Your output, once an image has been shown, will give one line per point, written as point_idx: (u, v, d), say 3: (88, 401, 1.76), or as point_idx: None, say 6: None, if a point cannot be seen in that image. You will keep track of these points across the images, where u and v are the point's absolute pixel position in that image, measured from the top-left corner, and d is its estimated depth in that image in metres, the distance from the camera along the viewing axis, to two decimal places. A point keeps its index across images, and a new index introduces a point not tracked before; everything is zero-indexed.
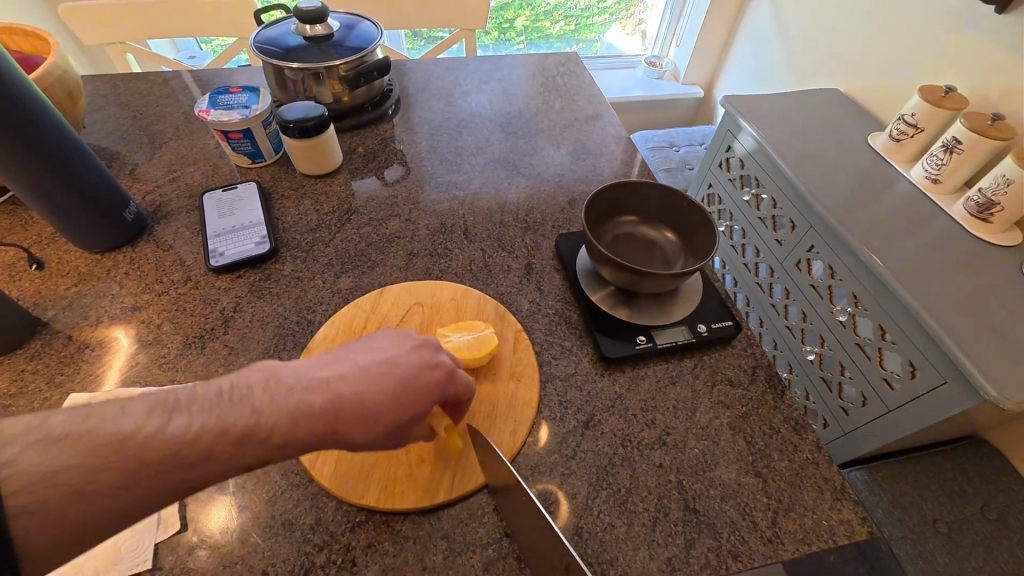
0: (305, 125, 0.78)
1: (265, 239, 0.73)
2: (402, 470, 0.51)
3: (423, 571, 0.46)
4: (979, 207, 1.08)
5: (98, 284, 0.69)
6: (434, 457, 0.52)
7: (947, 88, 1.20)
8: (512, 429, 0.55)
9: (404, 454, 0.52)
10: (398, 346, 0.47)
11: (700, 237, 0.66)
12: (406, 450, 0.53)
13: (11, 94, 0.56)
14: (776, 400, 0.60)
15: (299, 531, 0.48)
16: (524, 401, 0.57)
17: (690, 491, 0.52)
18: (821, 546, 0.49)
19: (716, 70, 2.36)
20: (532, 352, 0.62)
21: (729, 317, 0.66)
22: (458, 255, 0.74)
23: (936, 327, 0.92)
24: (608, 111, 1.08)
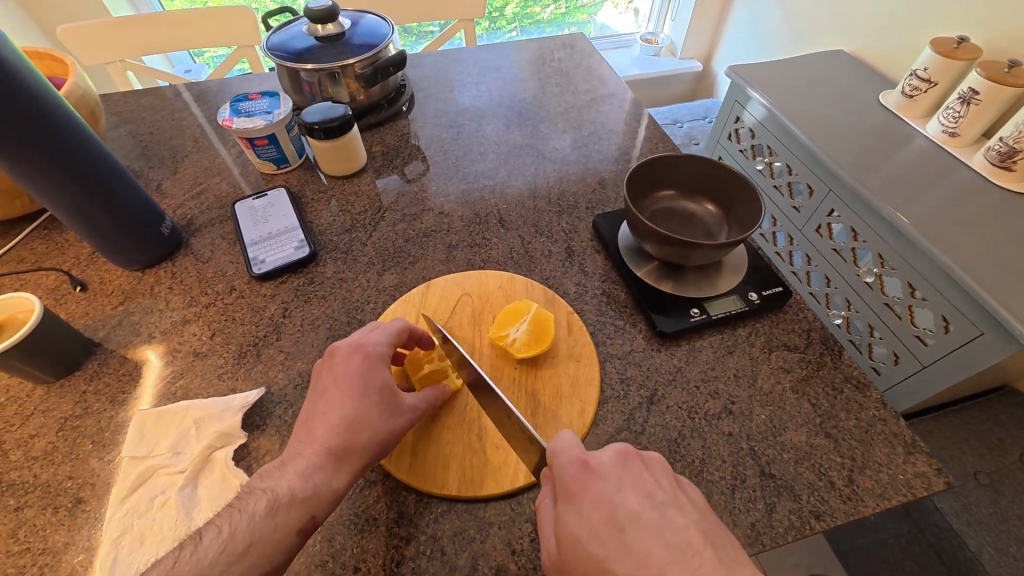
0: (329, 126, 0.77)
1: (304, 244, 0.73)
2: (478, 458, 0.51)
3: (512, 555, 0.47)
4: (1001, 155, 1.06)
5: (144, 301, 0.69)
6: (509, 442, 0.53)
7: (960, 39, 1.18)
8: (580, 409, 0.55)
9: (479, 442, 0.53)
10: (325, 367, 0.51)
11: (741, 207, 0.66)
12: (480, 439, 0.53)
13: (47, 112, 0.56)
14: (834, 361, 0.60)
15: (384, 526, 0.49)
16: (587, 381, 0.57)
17: (763, 457, 0.53)
18: (900, 499, 0.50)
19: (714, 41, 2.34)
20: (586, 333, 0.62)
21: (778, 282, 0.66)
22: (497, 244, 0.74)
23: (967, 279, 0.92)
24: (622, 88, 1.07)
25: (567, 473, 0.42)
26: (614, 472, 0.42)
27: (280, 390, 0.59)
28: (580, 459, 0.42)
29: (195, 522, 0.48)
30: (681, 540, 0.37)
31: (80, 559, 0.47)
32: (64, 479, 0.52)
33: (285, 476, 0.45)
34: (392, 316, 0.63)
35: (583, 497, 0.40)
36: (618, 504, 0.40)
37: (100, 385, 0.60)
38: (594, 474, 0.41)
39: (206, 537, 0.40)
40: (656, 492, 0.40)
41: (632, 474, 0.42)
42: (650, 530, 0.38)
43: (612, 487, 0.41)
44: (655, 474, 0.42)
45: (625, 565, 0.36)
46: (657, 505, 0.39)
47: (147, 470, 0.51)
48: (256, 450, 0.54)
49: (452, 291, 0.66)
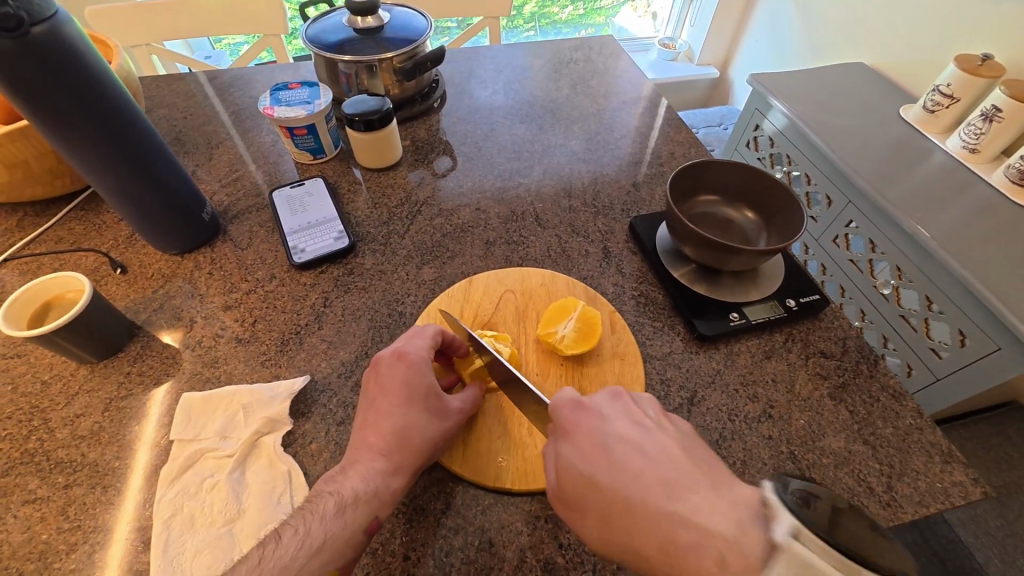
0: (370, 118, 0.78)
1: (343, 235, 0.73)
2: (528, 451, 0.52)
3: (560, 549, 0.47)
4: (1020, 175, 1.07)
5: (184, 285, 0.69)
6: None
7: (983, 57, 1.19)
8: None
9: (528, 436, 0.53)
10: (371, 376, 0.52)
11: (781, 217, 0.66)
12: (529, 433, 0.54)
13: (108, 92, 0.56)
14: (870, 369, 0.61)
15: (432, 516, 0.49)
16: (632, 379, 0.58)
17: (804, 461, 0.54)
18: (938, 507, 0.51)
19: (731, 49, 2.35)
20: (630, 332, 0.63)
21: (816, 290, 0.67)
22: (534, 242, 0.75)
23: (987, 294, 0.93)
24: (652, 92, 1.08)
25: (563, 411, 0.45)
26: (602, 404, 0.46)
27: (324, 379, 0.59)
28: (574, 399, 0.46)
29: (244, 505, 0.48)
30: (662, 452, 0.41)
31: (130, 539, 0.48)
32: (112, 459, 0.53)
33: (349, 480, 0.46)
34: (435, 309, 0.64)
35: (578, 429, 0.44)
36: (609, 433, 0.43)
37: (144, 366, 0.60)
38: (588, 412, 0.45)
39: (285, 536, 0.42)
40: (637, 416, 0.45)
41: (622, 409, 0.45)
42: (638, 449, 0.41)
43: (605, 420, 0.44)
44: (643, 408, 0.46)
45: (612, 478, 0.40)
46: (643, 430, 0.43)
47: (195, 453, 0.52)
48: (302, 437, 0.54)
49: (494, 287, 0.67)
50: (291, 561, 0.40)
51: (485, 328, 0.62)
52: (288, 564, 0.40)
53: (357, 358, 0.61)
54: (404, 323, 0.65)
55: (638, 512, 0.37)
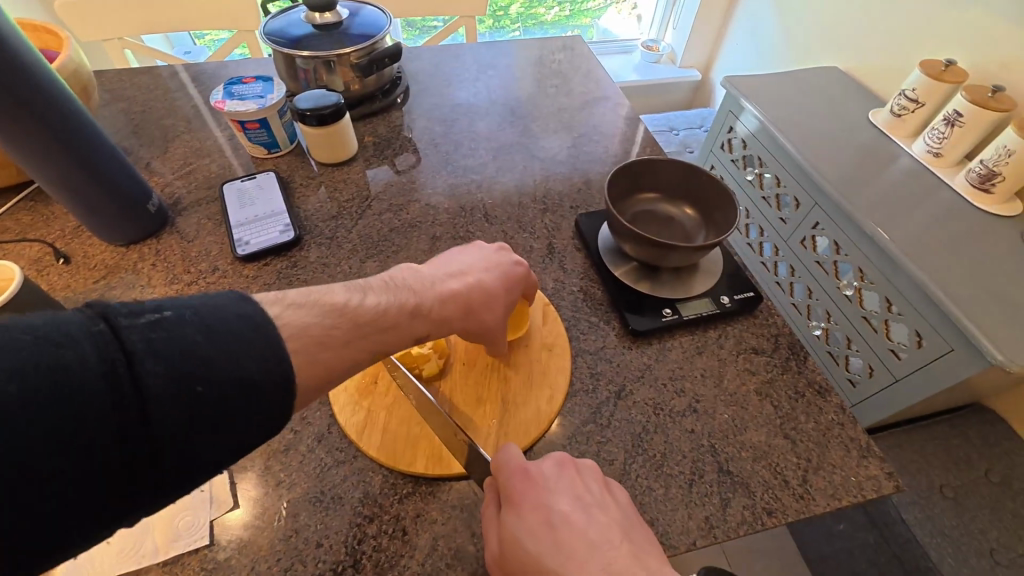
0: (321, 113, 0.78)
1: (289, 228, 0.74)
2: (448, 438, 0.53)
3: (472, 537, 0.48)
4: (981, 178, 1.09)
5: (126, 276, 0.69)
6: (478, 425, 0.55)
7: (947, 62, 1.21)
8: (550, 395, 0.57)
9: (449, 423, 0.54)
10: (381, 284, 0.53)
11: (719, 213, 0.67)
12: (451, 420, 0.55)
13: (40, 82, 0.56)
14: (799, 366, 0.62)
15: (349, 504, 0.50)
16: (558, 370, 0.59)
17: (723, 454, 0.54)
18: (850, 500, 0.52)
19: (713, 52, 2.36)
20: (561, 324, 0.64)
21: (750, 286, 0.68)
22: (480, 237, 0.76)
23: (942, 297, 0.94)
24: (614, 92, 1.09)
25: (511, 480, 0.46)
26: (550, 477, 0.46)
27: None
28: (523, 467, 0.46)
29: None
30: (603, 537, 0.42)
31: None
32: None
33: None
34: None
35: (523, 501, 0.44)
36: (555, 507, 0.44)
37: None
38: (533, 481, 0.45)
39: None
40: (585, 494, 0.45)
41: (566, 480, 0.46)
42: (579, 528, 0.42)
43: (549, 491, 0.45)
44: (585, 478, 0.46)
45: (556, 559, 0.40)
46: (585, 508, 0.44)
47: None
48: None
49: None
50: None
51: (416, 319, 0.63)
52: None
53: None
54: None
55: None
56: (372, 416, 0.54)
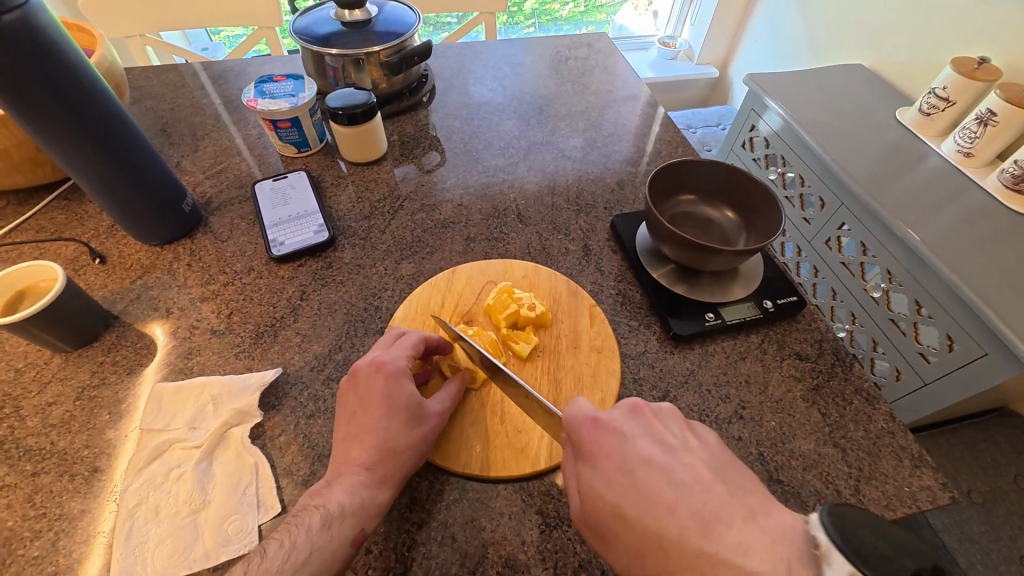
0: (353, 112, 0.78)
1: (323, 228, 0.73)
2: (500, 441, 0.53)
3: (522, 545, 0.48)
4: (1014, 178, 1.06)
5: (162, 276, 0.69)
6: (529, 426, 0.54)
7: (980, 59, 1.18)
8: (600, 398, 0.57)
9: (501, 424, 0.54)
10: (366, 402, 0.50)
11: (762, 218, 0.66)
12: (502, 421, 0.54)
13: (83, 81, 0.56)
14: (845, 372, 0.61)
15: (397, 510, 0.49)
16: (607, 372, 0.59)
17: (772, 462, 0.53)
18: (905, 511, 0.51)
19: (731, 49, 2.33)
20: (608, 326, 0.63)
21: (794, 291, 0.67)
22: (514, 238, 0.75)
23: (976, 299, 0.91)
24: (642, 90, 1.07)
25: (582, 431, 0.44)
26: (625, 424, 0.44)
27: (296, 372, 0.59)
28: (593, 417, 0.44)
29: (210, 496, 0.49)
30: (695, 482, 0.39)
31: (95, 528, 0.48)
32: (80, 448, 0.53)
33: (335, 492, 0.46)
34: (417, 298, 0.64)
35: (598, 451, 0.42)
36: (630, 453, 0.42)
37: (118, 356, 0.61)
38: (607, 429, 0.43)
39: (270, 549, 0.42)
40: (667, 437, 0.43)
41: (642, 424, 0.44)
42: (663, 471, 0.40)
43: (623, 437, 0.43)
44: (664, 422, 0.44)
45: (642, 507, 0.38)
46: (666, 449, 0.42)
47: (163, 444, 0.52)
48: (270, 430, 0.55)
49: (478, 277, 0.67)
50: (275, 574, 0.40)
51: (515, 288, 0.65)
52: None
53: (330, 352, 0.61)
54: (380, 317, 0.65)
55: (670, 550, 0.36)
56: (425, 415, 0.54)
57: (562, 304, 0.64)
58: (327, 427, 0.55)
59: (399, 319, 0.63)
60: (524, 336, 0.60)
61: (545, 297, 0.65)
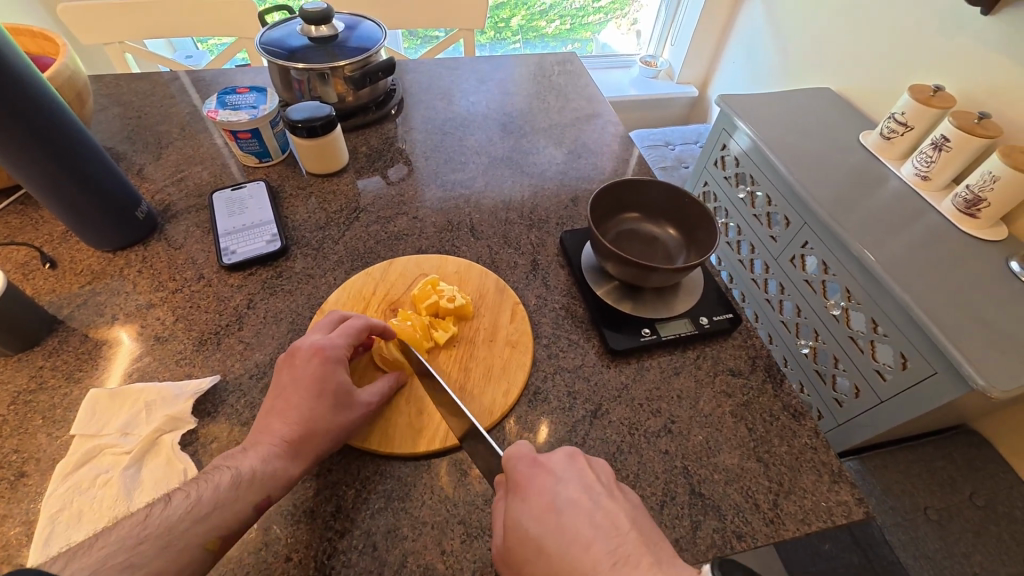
0: (313, 125, 0.79)
1: (276, 238, 0.75)
2: (402, 420, 0.56)
3: (442, 555, 0.48)
4: (967, 203, 1.10)
5: (112, 282, 0.70)
6: (432, 409, 0.57)
7: (936, 87, 1.22)
8: (505, 390, 0.59)
9: (405, 406, 0.57)
10: (298, 386, 0.51)
11: (700, 233, 0.68)
12: (407, 403, 0.57)
13: (34, 91, 0.57)
14: (775, 389, 0.63)
15: (321, 519, 0.50)
16: (517, 366, 0.62)
17: (695, 476, 0.55)
18: (820, 525, 0.52)
19: (710, 70, 2.39)
20: (527, 322, 0.66)
21: (730, 309, 0.69)
22: (465, 251, 0.77)
23: (926, 320, 0.94)
24: (606, 109, 1.10)
25: (518, 468, 0.46)
26: (560, 468, 0.46)
27: (235, 379, 0.60)
28: (531, 457, 0.47)
29: (134, 502, 0.49)
30: (610, 521, 0.42)
31: (16, 533, 0.48)
32: (9, 453, 0.53)
33: (248, 458, 0.47)
34: (351, 287, 0.68)
35: (531, 488, 0.45)
36: (559, 493, 0.44)
37: (58, 361, 0.61)
38: (542, 470, 0.46)
39: (175, 499, 0.43)
40: (597, 485, 0.45)
41: (576, 470, 0.47)
42: (585, 514, 0.43)
43: (555, 479, 0.45)
44: (597, 472, 0.47)
45: (557, 542, 0.41)
46: (593, 493, 0.44)
47: (92, 450, 0.52)
48: (203, 437, 0.55)
49: (413, 270, 0.71)
50: (175, 522, 0.41)
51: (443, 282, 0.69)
52: (173, 524, 0.41)
53: (271, 360, 0.62)
54: None
55: None
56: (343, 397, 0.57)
57: (487, 301, 0.68)
58: None
59: (331, 305, 0.66)
60: (444, 325, 0.63)
61: (472, 293, 0.68)
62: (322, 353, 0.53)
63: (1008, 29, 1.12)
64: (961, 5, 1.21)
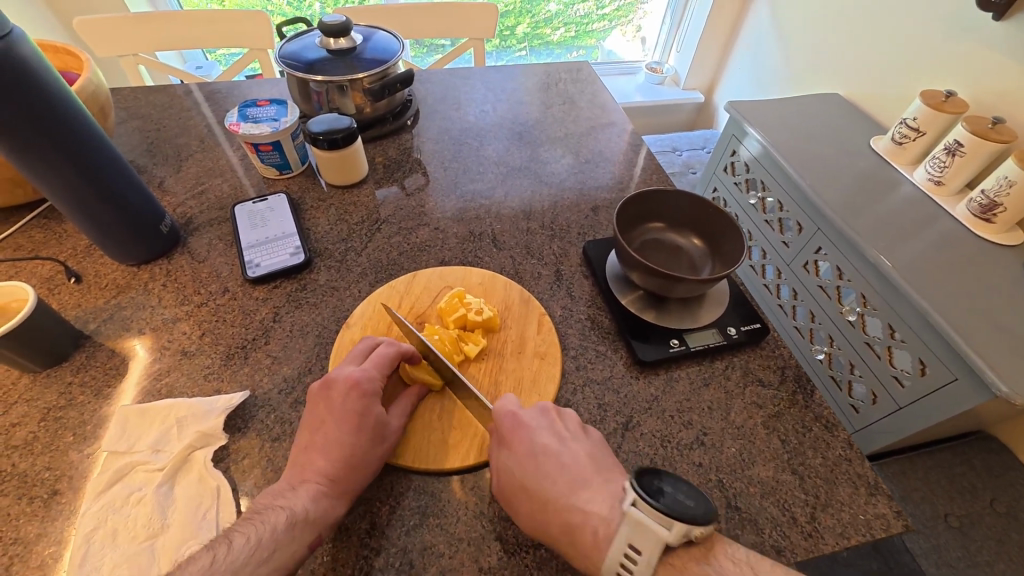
0: (334, 137, 0.79)
1: (299, 250, 0.75)
2: (433, 433, 0.56)
3: (479, 572, 0.48)
4: (982, 208, 1.10)
5: (137, 296, 0.70)
6: (463, 422, 0.57)
7: (948, 92, 1.22)
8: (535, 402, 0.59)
9: (436, 419, 0.57)
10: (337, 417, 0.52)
11: (727, 244, 0.68)
12: (438, 417, 0.57)
13: (63, 107, 0.58)
14: (806, 400, 0.62)
15: (356, 535, 0.49)
16: (546, 377, 0.62)
17: (730, 489, 0.54)
18: (859, 539, 0.51)
19: (715, 75, 2.40)
20: (554, 333, 0.66)
21: (758, 319, 0.68)
22: (488, 262, 0.77)
23: (946, 326, 0.93)
24: (620, 117, 1.11)
25: (503, 422, 0.53)
26: (535, 420, 0.53)
27: (264, 394, 0.60)
28: (513, 413, 0.53)
29: (169, 520, 0.49)
30: (576, 460, 0.50)
31: (51, 552, 0.48)
32: (41, 470, 0.53)
33: (300, 497, 0.47)
34: (377, 299, 0.68)
35: (513, 438, 0.51)
36: (537, 442, 0.51)
37: (86, 377, 0.61)
38: (521, 423, 0.52)
39: (236, 541, 0.43)
40: (565, 432, 0.53)
41: (548, 420, 0.54)
42: (555, 458, 0.50)
43: (533, 429, 0.52)
44: (566, 422, 0.54)
45: (538, 481, 0.49)
46: (562, 439, 0.52)
47: (125, 467, 0.52)
48: (235, 453, 0.55)
49: (437, 282, 0.71)
50: (241, 567, 0.41)
51: (468, 294, 0.68)
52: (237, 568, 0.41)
53: (300, 374, 0.62)
54: None
55: (552, 509, 0.47)
56: None
57: (512, 312, 0.68)
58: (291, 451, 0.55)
59: (356, 318, 0.66)
60: (473, 338, 0.63)
61: (498, 304, 0.68)
62: (355, 383, 0.53)
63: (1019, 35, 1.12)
64: (972, 11, 1.22)
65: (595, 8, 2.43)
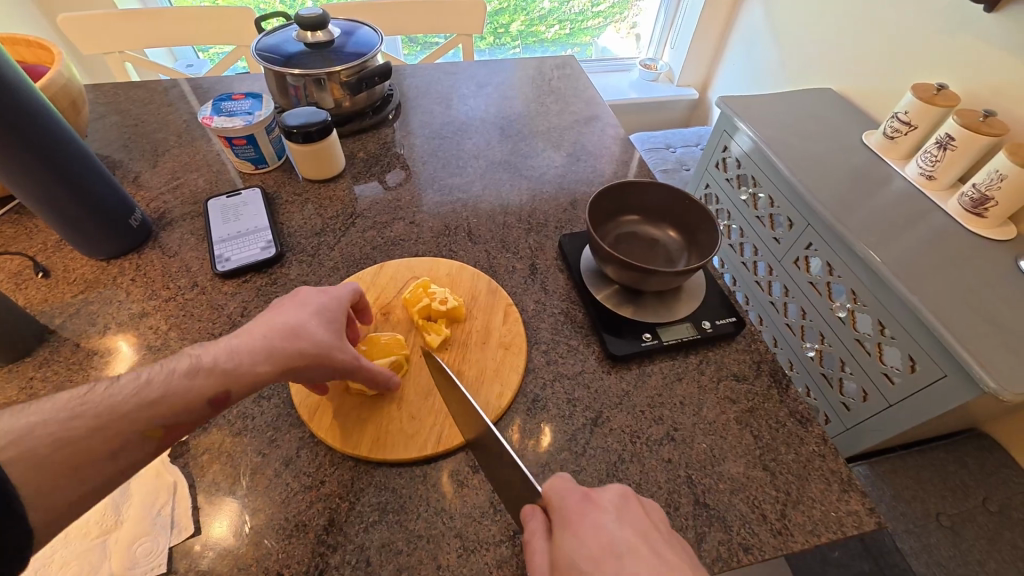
0: (308, 130, 0.78)
1: (271, 244, 0.74)
2: (393, 425, 0.55)
3: (437, 570, 0.47)
4: (974, 202, 1.08)
5: (105, 291, 0.69)
6: (423, 413, 0.56)
7: (940, 85, 1.20)
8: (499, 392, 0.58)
9: (397, 411, 0.56)
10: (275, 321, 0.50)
11: (702, 235, 0.67)
12: (399, 407, 0.56)
13: (26, 102, 0.57)
14: (780, 395, 0.61)
15: (313, 532, 0.48)
16: (510, 367, 0.61)
17: (699, 486, 0.53)
18: (830, 536, 0.50)
19: (710, 72, 2.39)
20: (521, 323, 0.65)
21: (731, 311, 0.67)
22: (462, 256, 0.76)
23: (935, 322, 0.91)
24: (605, 112, 1.10)
25: (568, 500, 0.43)
26: (613, 505, 0.43)
27: None
28: (584, 494, 0.43)
29: (123, 516, 0.48)
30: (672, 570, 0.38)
31: None
32: None
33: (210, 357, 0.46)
34: None
35: (580, 522, 0.41)
36: (614, 537, 0.40)
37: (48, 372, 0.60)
38: (594, 505, 0.42)
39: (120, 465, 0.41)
40: (653, 530, 0.41)
41: (630, 511, 0.43)
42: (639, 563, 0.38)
43: (611, 519, 0.42)
44: (652, 515, 0.43)
45: None
46: (651, 542, 0.40)
47: None
48: (194, 448, 0.54)
49: (404, 273, 0.70)
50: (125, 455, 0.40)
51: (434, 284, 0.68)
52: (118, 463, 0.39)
53: None
54: None
55: None
56: (328, 397, 0.57)
57: (479, 303, 0.67)
58: (251, 446, 0.54)
59: None
60: (436, 328, 0.62)
61: (464, 295, 0.67)
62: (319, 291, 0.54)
63: (1013, 26, 1.10)
64: (964, 3, 1.20)
65: (590, 6, 2.42)
